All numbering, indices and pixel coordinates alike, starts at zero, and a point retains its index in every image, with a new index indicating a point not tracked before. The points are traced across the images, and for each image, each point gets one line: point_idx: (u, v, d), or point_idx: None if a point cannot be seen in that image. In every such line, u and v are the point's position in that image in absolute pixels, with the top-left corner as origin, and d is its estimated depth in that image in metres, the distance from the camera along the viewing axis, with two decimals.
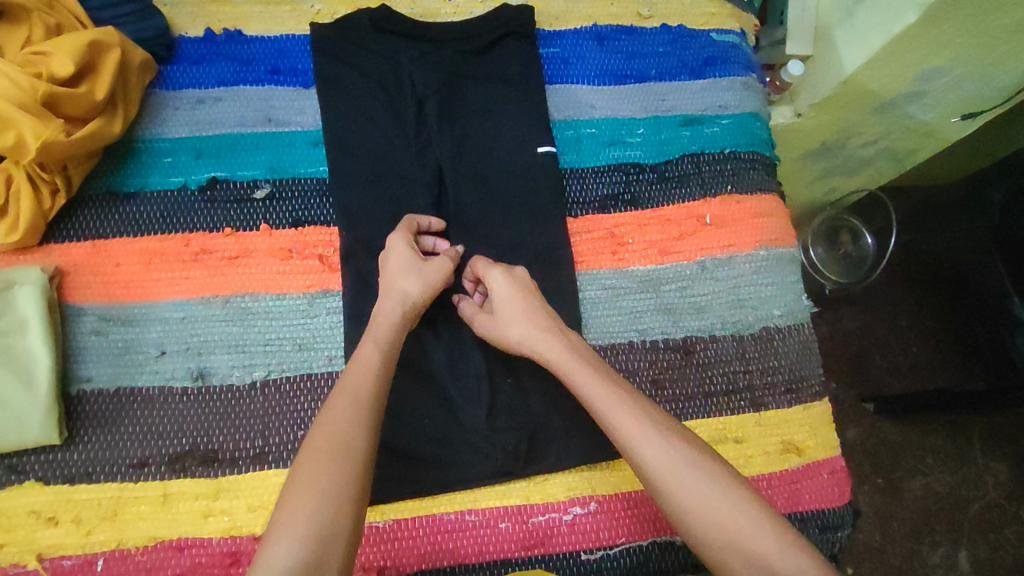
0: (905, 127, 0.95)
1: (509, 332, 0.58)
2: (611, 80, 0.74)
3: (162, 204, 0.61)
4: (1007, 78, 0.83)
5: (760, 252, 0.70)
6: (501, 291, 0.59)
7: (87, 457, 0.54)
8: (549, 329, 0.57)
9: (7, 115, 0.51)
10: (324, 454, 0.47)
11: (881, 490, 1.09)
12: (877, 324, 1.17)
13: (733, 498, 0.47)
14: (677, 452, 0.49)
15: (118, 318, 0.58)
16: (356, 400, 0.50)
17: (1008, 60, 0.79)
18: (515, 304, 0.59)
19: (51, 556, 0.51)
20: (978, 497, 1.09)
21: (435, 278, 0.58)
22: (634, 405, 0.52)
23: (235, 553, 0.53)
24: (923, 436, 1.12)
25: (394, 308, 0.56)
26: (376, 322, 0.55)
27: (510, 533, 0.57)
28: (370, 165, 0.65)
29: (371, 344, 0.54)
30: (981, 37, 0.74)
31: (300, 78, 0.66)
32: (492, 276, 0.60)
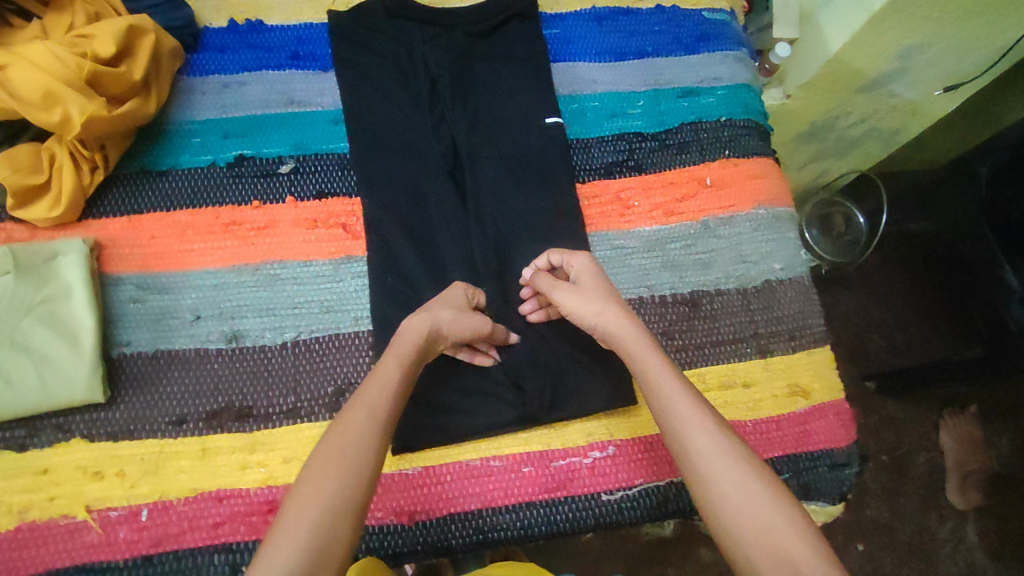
0: (891, 106, 1.00)
1: (585, 306, 0.57)
2: (612, 57, 0.78)
3: (193, 180, 0.64)
4: (984, 52, 0.88)
5: (758, 211, 0.74)
6: (586, 272, 0.60)
7: (129, 415, 0.56)
8: (622, 310, 0.57)
9: (55, 93, 0.54)
10: (333, 465, 0.44)
11: (887, 468, 1.12)
12: (873, 304, 1.23)
13: (776, 504, 0.44)
14: (727, 446, 0.48)
15: (154, 286, 0.61)
16: (373, 415, 0.47)
17: (984, 35, 0.84)
18: (598, 286, 0.59)
19: (98, 508, 0.54)
20: (982, 470, 1.11)
21: (467, 330, 0.57)
22: (694, 393, 0.51)
23: (272, 501, 0.56)
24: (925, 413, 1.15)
25: (421, 326, 0.54)
26: (400, 341, 0.53)
27: (534, 477, 0.61)
28: (388, 140, 0.68)
29: (392, 359, 0.51)
30: (955, 13, 0.79)
31: (320, 62, 0.70)
32: (579, 258, 0.61)
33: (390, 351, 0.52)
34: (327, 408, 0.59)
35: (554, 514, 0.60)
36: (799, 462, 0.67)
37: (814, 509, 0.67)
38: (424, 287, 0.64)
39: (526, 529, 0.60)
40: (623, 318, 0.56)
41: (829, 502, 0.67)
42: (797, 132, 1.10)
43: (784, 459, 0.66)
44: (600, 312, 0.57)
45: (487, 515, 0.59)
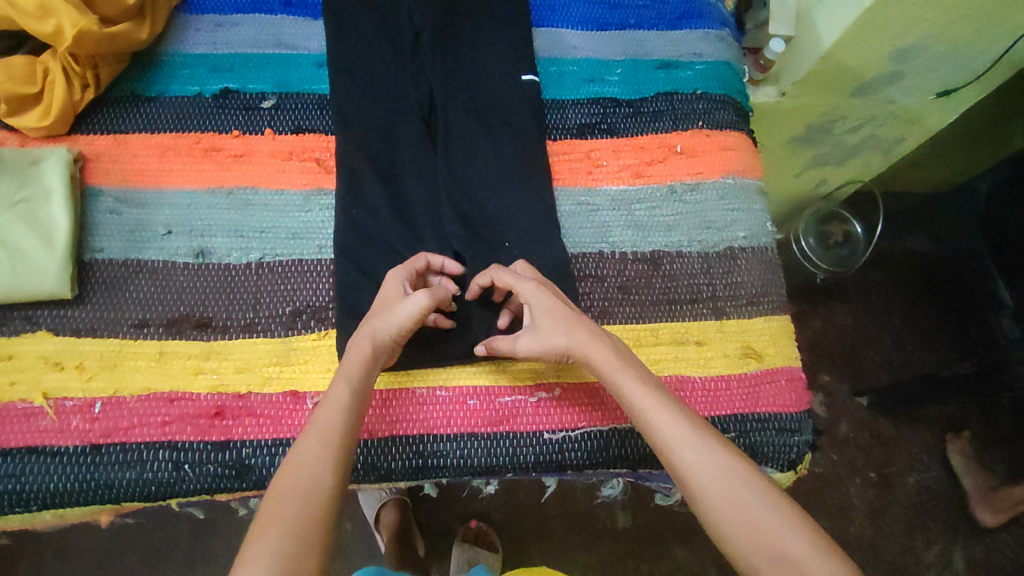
0: (890, 112, 1.03)
1: (549, 334, 0.57)
2: (594, 26, 0.80)
3: (178, 107, 0.68)
4: (980, 59, 0.90)
5: (727, 180, 0.75)
6: (535, 300, 0.59)
7: (94, 315, 0.60)
8: (590, 330, 0.57)
9: (51, 6, 0.59)
10: (289, 496, 0.45)
11: (874, 485, 1.18)
12: (870, 321, 1.31)
13: (772, 507, 0.46)
14: (714, 455, 0.49)
15: (131, 201, 0.64)
16: (324, 439, 0.49)
17: (979, 42, 0.86)
18: (556, 314, 0.57)
19: (55, 396, 0.57)
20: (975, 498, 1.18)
21: (404, 316, 0.56)
22: (673, 407, 0.52)
23: (220, 405, 0.58)
24: (919, 435, 1.22)
25: (362, 342, 0.55)
26: (345, 361, 0.54)
27: (478, 410, 0.62)
28: (367, 84, 0.71)
29: (341, 380, 0.52)
30: (947, 15, 0.81)
31: (309, 10, 0.74)
32: (526, 288, 0.59)
33: (338, 373, 0.53)
34: (283, 326, 0.61)
35: (495, 448, 0.61)
36: (746, 423, 0.66)
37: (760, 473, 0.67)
38: (388, 221, 0.66)
39: (465, 459, 0.61)
40: (592, 338, 0.56)
41: (776, 467, 0.67)
42: (791, 135, 1.11)
43: (731, 418, 0.66)
44: (566, 340, 0.56)
45: (428, 442, 0.61)
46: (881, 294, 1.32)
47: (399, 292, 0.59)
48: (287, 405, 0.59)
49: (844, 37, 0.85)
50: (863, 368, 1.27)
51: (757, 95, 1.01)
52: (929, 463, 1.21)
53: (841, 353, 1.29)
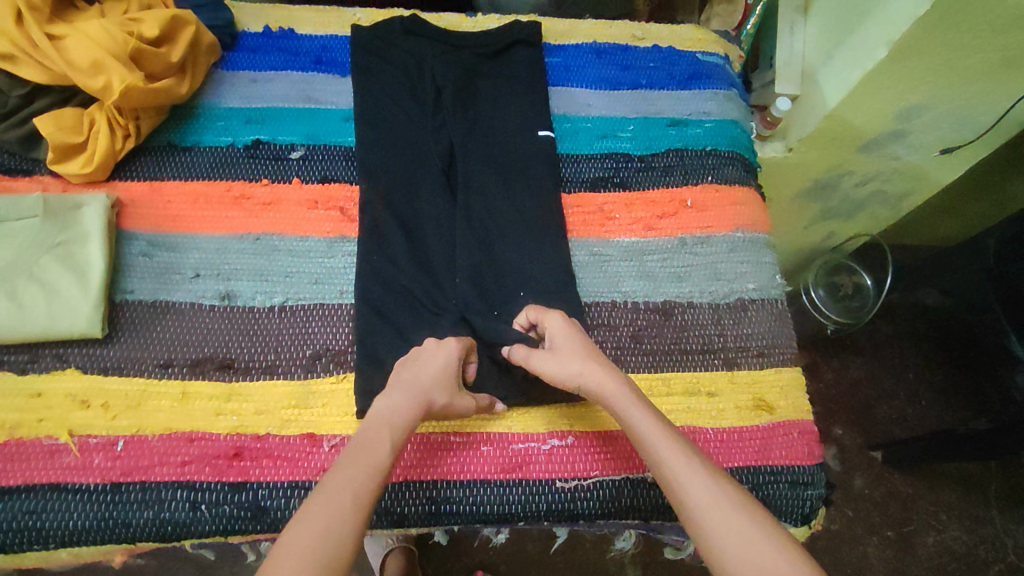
0: (896, 168, 1.05)
1: (564, 363, 0.57)
2: (607, 85, 0.84)
3: (212, 156, 0.71)
4: (982, 119, 0.93)
5: (736, 234, 0.77)
6: (558, 331, 0.61)
7: (122, 354, 0.62)
8: (607, 366, 0.57)
9: (102, 64, 0.62)
10: (305, 545, 0.41)
11: (892, 543, 1.16)
12: (884, 376, 1.31)
13: (780, 551, 0.43)
14: (724, 493, 0.47)
15: (163, 244, 0.67)
16: (355, 493, 0.45)
17: (980, 103, 0.89)
18: (572, 339, 0.60)
19: (80, 433, 0.58)
20: (998, 559, 1.15)
21: (460, 399, 0.58)
22: (687, 446, 0.51)
23: (238, 447, 0.59)
24: (936, 491, 1.20)
25: (415, 403, 0.54)
26: (388, 408, 0.53)
27: (491, 456, 0.63)
28: (391, 137, 0.74)
29: (384, 435, 0.51)
30: (948, 77, 0.84)
31: (339, 68, 0.78)
32: (551, 317, 0.62)
33: (382, 423, 0.52)
34: (303, 369, 0.63)
35: (507, 495, 0.61)
36: (758, 475, 0.66)
37: None
38: (407, 268, 0.68)
39: (477, 506, 0.61)
40: (608, 375, 0.56)
41: (790, 522, 0.66)
42: (799, 189, 1.14)
43: (743, 470, 0.66)
44: (580, 371, 0.56)
45: (441, 487, 0.61)
46: (892, 347, 1.33)
47: (450, 366, 0.59)
48: (304, 448, 0.60)
49: (849, 96, 0.89)
50: (877, 422, 1.27)
51: (766, 149, 1.05)
52: (948, 522, 1.19)
53: (853, 407, 1.28)
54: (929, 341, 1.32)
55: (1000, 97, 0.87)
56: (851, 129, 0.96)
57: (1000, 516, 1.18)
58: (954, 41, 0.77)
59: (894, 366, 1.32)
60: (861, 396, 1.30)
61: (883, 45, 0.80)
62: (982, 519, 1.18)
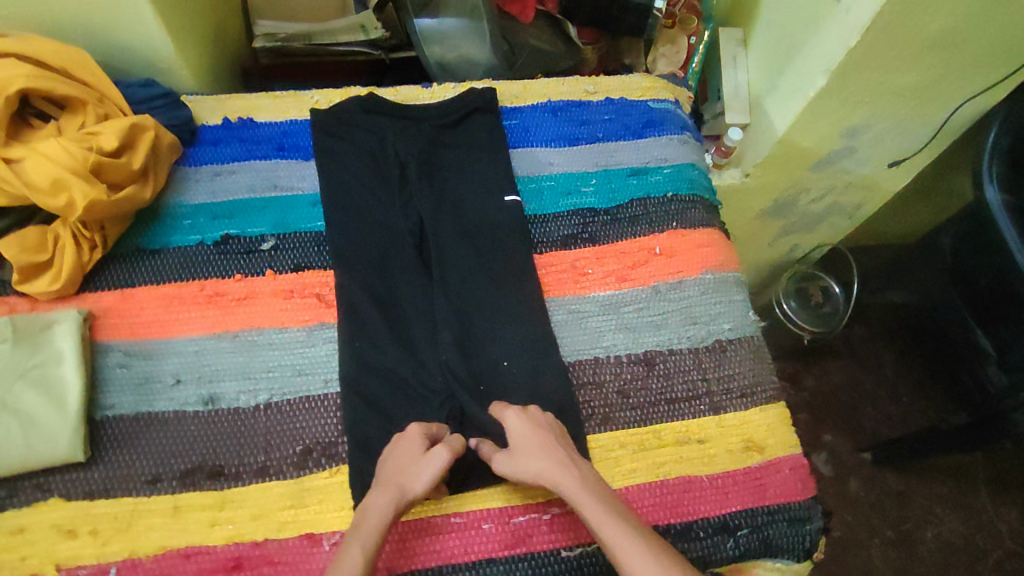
0: (848, 182, 1.10)
1: (525, 466, 0.58)
2: (566, 142, 0.86)
3: (182, 256, 0.71)
4: (921, 131, 0.97)
5: (706, 276, 0.78)
6: (516, 429, 0.60)
7: (105, 475, 0.60)
8: (567, 464, 0.57)
9: (63, 182, 0.62)
10: None
11: (892, 543, 1.18)
12: (862, 377, 1.34)
13: None
14: None
15: (140, 353, 0.66)
16: None
17: (918, 117, 0.94)
18: (527, 437, 0.59)
19: (68, 566, 0.57)
20: (994, 545, 1.18)
21: (429, 472, 0.56)
22: (647, 547, 0.51)
23: (237, 557, 0.58)
24: (927, 486, 1.23)
25: (385, 503, 0.54)
26: (361, 523, 0.53)
27: (494, 533, 0.63)
28: (361, 216, 0.75)
29: (355, 545, 0.51)
30: (885, 97, 0.88)
31: (302, 152, 0.79)
32: (508, 414, 0.61)
33: (353, 536, 0.52)
34: (295, 466, 0.62)
35: (514, 572, 0.61)
36: (757, 516, 0.67)
37: (778, 566, 0.67)
38: (390, 348, 0.68)
39: None
40: (565, 479, 0.56)
41: (793, 559, 0.67)
42: (760, 210, 1.18)
43: (742, 514, 0.67)
44: (537, 475, 0.57)
45: (447, 573, 0.61)
46: (865, 349, 1.37)
47: (410, 446, 0.59)
48: (304, 549, 0.59)
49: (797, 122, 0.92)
50: (862, 424, 1.30)
51: (723, 178, 1.08)
52: (943, 515, 1.21)
53: (837, 412, 1.31)
54: (900, 340, 1.36)
55: (936, 110, 0.92)
56: (802, 151, 1.00)
57: (990, 502, 1.22)
58: (887, 65, 0.82)
59: (869, 367, 1.35)
60: (844, 400, 1.33)
61: (821, 73, 0.84)
62: (975, 508, 1.21)
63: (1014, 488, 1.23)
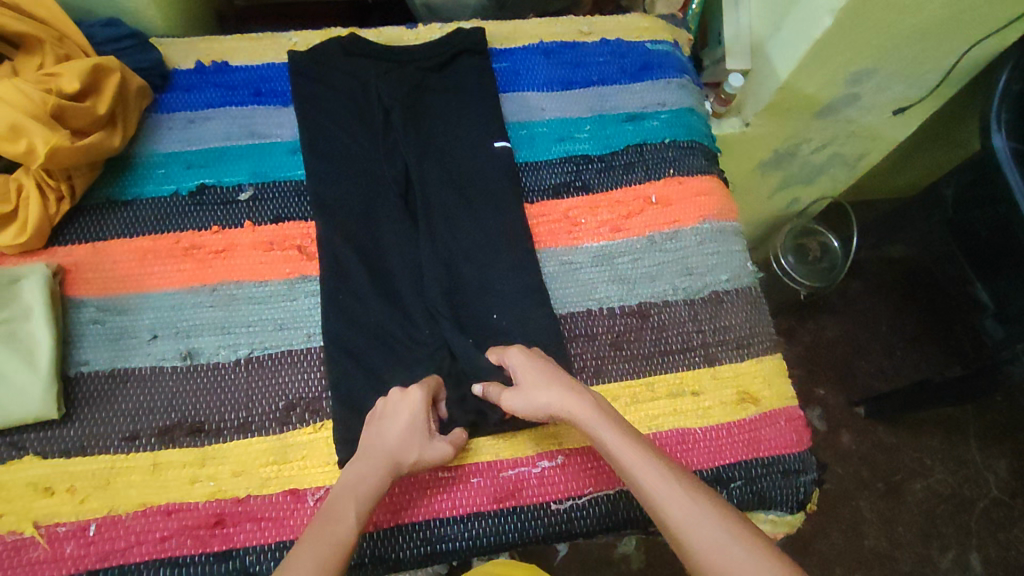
0: (850, 131, 1.06)
1: (533, 397, 0.56)
2: (559, 86, 0.82)
3: (156, 208, 0.68)
4: (930, 77, 0.93)
5: (704, 225, 0.75)
6: (524, 365, 0.59)
7: (83, 432, 0.59)
8: (576, 391, 0.56)
9: (21, 126, 0.58)
10: None
11: (882, 495, 1.19)
12: (860, 331, 1.33)
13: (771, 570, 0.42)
14: (708, 512, 0.46)
15: (114, 308, 0.64)
16: (322, 565, 0.45)
17: (929, 61, 0.89)
18: (538, 371, 0.58)
19: (46, 523, 0.56)
20: (982, 496, 1.19)
21: (433, 457, 0.57)
22: (663, 465, 0.50)
23: (219, 514, 0.57)
24: (919, 439, 1.23)
25: (385, 466, 0.54)
26: (361, 480, 0.52)
27: (482, 487, 0.61)
28: (343, 164, 0.72)
29: (352, 501, 0.50)
30: (894, 39, 0.83)
31: (280, 98, 0.75)
32: (512, 354, 0.60)
33: (347, 491, 0.51)
34: (278, 422, 0.61)
35: (503, 525, 0.60)
36: (751, 469, 0.66)
37: (770, 517, 0.67)
38: (375, 302, 0.66)
39: (474, 540, 0.60)
40: (576, 405, 0.54)
41: (786, 511, 0.67)
42: (760, 161, 1.13)
43: (736, 466, 0.66)
44: (546, 404, 0.55)
45: (434, 527, 0.60)
46: (863, 302, 1.34)
47: (424, 414, 0.57)
48: (288, 505, 0.58)
49: (800, 67, 0.88)
50: (856, 379, 1.29)
51: (723, 127, 1.03)
52: (933, 467, 1.21)
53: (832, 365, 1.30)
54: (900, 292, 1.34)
55: (946, 53, 0.87)
56: (805, 99, 0.95)
57: (981, 455, 1.22)
58: (896, 5, 0.77)
59: (866, 321, 1.33)
60: (839, 354, 1.32)
61: (827, 14, 0.79)
62: (964, 459, 1.21)
63: (1005, 440, 1.23)
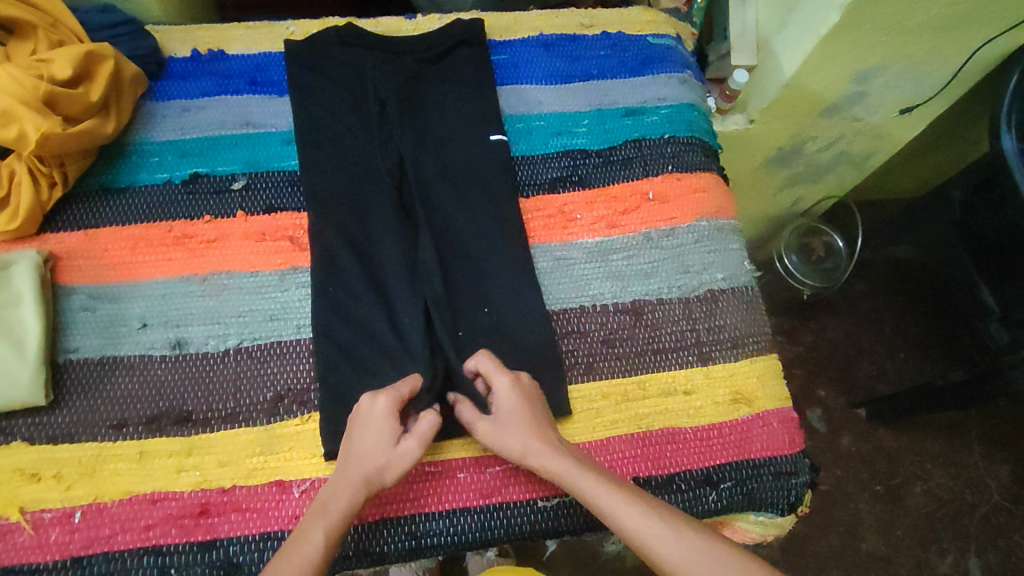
0: (857, 130, 1.04)
1: (507, 443, 0.57)
2: (558, 79, 0.81)
3: (149, 196, 0.68)
4: (939, 76, 0.91)
5: (701, 223, 0.75)
6: (504, 400, 0.59)
7: (70, 420, 0.59)
8: (546, 440, 0.56)
9: (11, 111, 0.58)
10: None
11: (881, 498, 1.18)
12: (863, 332, 1.31)
13: None
14: (693, 544, 0.49)
15: (105, 296, 0.64)
16: None
17: (938, 60, 0.87)
18: (514, 410, 0.58)
19: (32, 509, 0.56)
20: (983, 501, 1.17)
21: (399, 464, 0.55)
22: (642, 504, 0.52)
23: (204, 503, 0.57)
24: (920, 442, 1.22)
25: (357, 482, 0.53)
26: (333, 499, 0.52)
27: (469, 483, 0.61)
28: (337, 155, 0.71)
29: (320, 522, 0.51)
30: (902, 36, 0.82)
31: (275, 87, 0.74)
32: (497, 381, 0.60)
33: (319, 510, 0.52)
34: (266, 413, 0.61)
35: (488, 521, 0.60)
36: (741, 470, 0.66)
37: (761, 519, 0.66)
38: (366, 294, 0.65)
39: (459, 535, 0.60)
40: (551, 450, 0.56)
41: (777, 513, 0.66)
42: (764, 159, 1.12)
43: (726, 467, 0.65)
44: (522, 448, 0.56)
45: (420, 521, 0.60)
46: (867, 303, 1.33)
47: (384, 423, 0.56)
48: (274, 496, 0.58)
49: (805, 65, 0.86)
50: (858, 380, 1.27)
51: (726, 123, 1.02)
52: (934, 471, 1.20)
53: (834, 366, 1.29)
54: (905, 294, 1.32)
55: (955, 52, 0.86)
56: (811, 96, 0.94)
57: (983, 459, 1.20)
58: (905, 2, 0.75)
59: (870, 322, 1.32)
60: (841, 355, 1.30)
61: (834, 10, 0.77)
62: (965, 464, 1.20)
63: (1008, 445, 1.21)
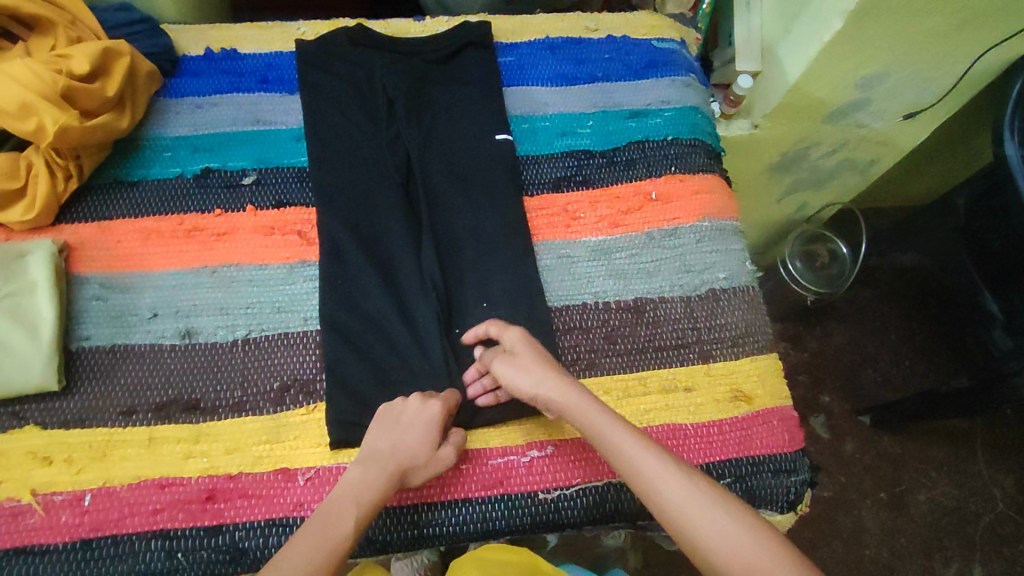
0: (861, 137, 1.05)
1: (524, 375, 0.60)
2: (564, 81, 0.82)
3: (161, 190, 0.69)
4: (943, 83, 0.92)
5: (703, 223, 0.75)
6: (518, 345, 0.62)
7: (81, 406, 0.60)
8: (566, 379, 0.59)
9: (31, 105, 0.60)
10: None
11: (884, 505, 1.17)
12: (867, 339, 1.31)
13: (760, 539, 0.47)
14: (699, 490, 0.50)
15: (117, 286, 0.65)
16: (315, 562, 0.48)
17: (941, 68, 0.88)
18: (531, 354, 0.61)
19: (43, 492, 0.57)
20: (988, 510, 1.17)
21: (428, 470, 0.58)
22: (654, 447, 0.54)
23: (211, 489, 0.58)
24: (925, 450, 1.22)
25: (391, 472, 0.56)
26: (365, 484, 0.54)
27: (470, 474, 0.62)
28: (346, 153, 0.72)
29: (354, 503, 0.53)
30: (905, 44, 0.83)
31: (286, 85, 0.76)
32: (509, 333, 0.63)
33: (351, 490, 0.54)
34: (272, 403, 0.62)
35: (488, 512, 0.61)
36: (740, 467, 0.66)
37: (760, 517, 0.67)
38: (372, 289, 0.66)
39: (460, 525, 0.60)
40: (569, 387, 0.59)
41: (776, 510, 0.66)
42: (768, 165, 1.13)
43: (725, 463, 0.66)
44: (539, 382, 0.59)
45: (422, 511, 0.60)
46: (872, 309, 1.32)
47: (431, 427, 0.58)
48: (278, 483, 0.59)
49: (809, 71, 0.87)
50: (862, 387, 1.27)
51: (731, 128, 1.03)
52: (938, 479, 1.20)
53: (837, 372, 1.29)
54: (909, 301, 1.32)
55: (958, 60, 0.87)
56: (815, 103, 0.95)
57: (988, 468, 1.20)
58: (907, 10, 0.76)
59: (875, 328, 1.32)
60: (846, 361, 1.30)
61: (837, 16, 0.78)
62: (970, 472, 1.20)
63: (1013, 454, 1.21)
